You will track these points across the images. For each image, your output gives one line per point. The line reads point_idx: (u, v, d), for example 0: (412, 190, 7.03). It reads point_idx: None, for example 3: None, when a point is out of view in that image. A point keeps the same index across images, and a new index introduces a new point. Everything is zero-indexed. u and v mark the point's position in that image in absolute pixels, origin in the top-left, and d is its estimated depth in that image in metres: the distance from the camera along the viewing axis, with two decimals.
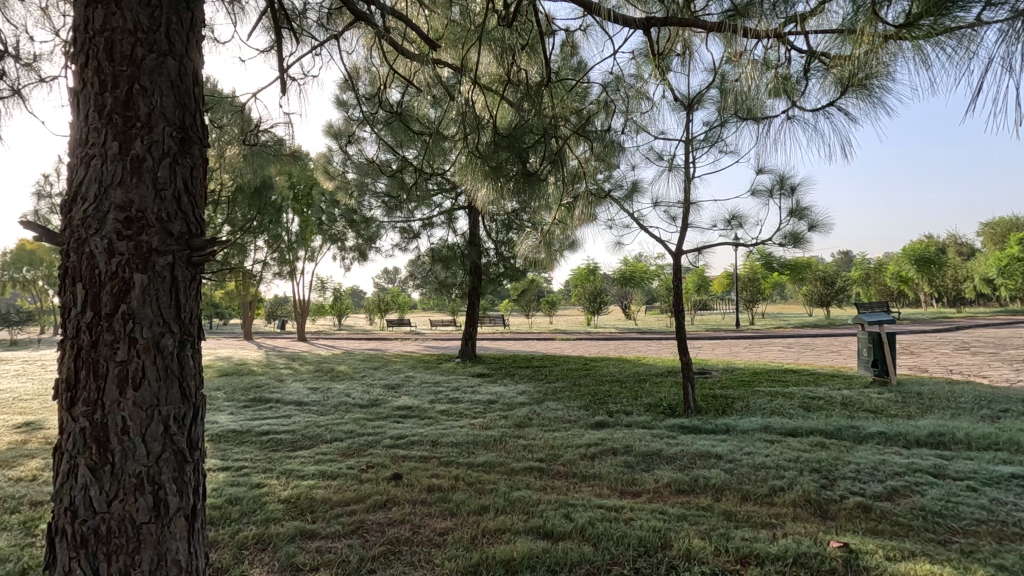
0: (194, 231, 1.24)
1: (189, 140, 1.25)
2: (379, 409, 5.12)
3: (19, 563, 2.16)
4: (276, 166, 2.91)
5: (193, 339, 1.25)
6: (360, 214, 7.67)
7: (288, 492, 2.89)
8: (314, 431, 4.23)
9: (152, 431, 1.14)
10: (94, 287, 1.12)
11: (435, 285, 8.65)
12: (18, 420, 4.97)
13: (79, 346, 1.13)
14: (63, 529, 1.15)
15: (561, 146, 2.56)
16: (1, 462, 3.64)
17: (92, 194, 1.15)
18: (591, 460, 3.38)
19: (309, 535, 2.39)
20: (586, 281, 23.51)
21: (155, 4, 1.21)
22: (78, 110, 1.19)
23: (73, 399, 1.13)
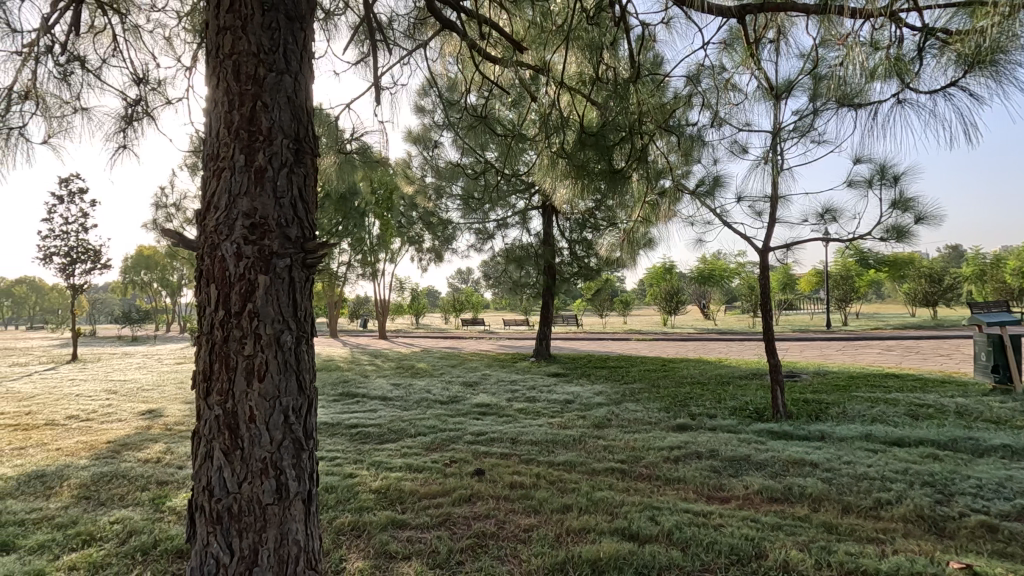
0: (308, 235, 1.33)
1: (302, 149, 1.34)
2: (459, 405, 5.25)
3: (151, 536, 2.41)
4: (365, 173, 3.06)
5: (308, 336, 1.35)
6: (437, 216, 7.90)
7: (378, 483, 3.03)
8: (398, 426, 4.42)
9: (274, 420, 1.24)
10: (225, 288, 1.23)
11: (510, 285, 8.73)
12: (143, 408, 5.55)
13: (214, 342, 1.24)
14: (201, 507, 1.27)
15: (647, 142, 2.47)
16: (131, 445, 4.08)
17: (223, 203, 1.26)
18: (675, 463, 3.29)
19: (400, 525, 2.49)
20: (661, 279, 22.91)
21: (274, 27, 1.32)
22: (210, 128, 1.31)
23: (208, 389, 1.25)
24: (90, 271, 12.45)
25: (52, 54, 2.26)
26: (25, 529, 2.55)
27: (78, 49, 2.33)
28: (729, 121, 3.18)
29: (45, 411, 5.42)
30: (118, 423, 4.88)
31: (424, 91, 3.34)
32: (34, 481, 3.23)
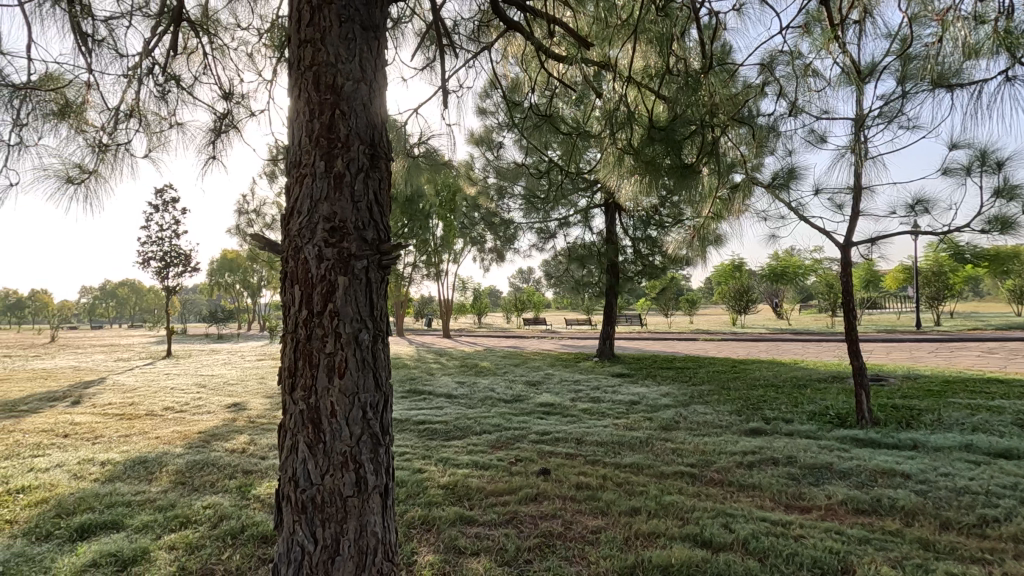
0: (383, 237, 1.38)
1: (377, 154, 1.39)
2: (523, 404, 5.27)
3: (239, 521, 2.58)
4: (431, 176, 3.14)
5: (384, 335, 1.39)
6: (499, 216, 7.97)
7: (446, 479, 3.09)
8: (464, 423, 4.50)
9: (354, 415, 1.29)
10: (308, 288, 1.29)
11: (572, 285, 8.68)
12: (229, 401, 5.95)
13: (298, 340, 1.31)
14: (287, 496, 1.34)
15: (719, 136, 2.37)
16: (220, 435, 4.38)
17: (305, 208, 1.32)
18: (749, 469, 3.16)
19: (468, 521, 2.54)
20: (730, 277, 22.06)
21: (351, 37, 1.37)
22: (293, 137, 1.38)
23: (293, 384, 1.31)
24: (182, 274, 13.49)
25: (152, 76, 2.44)
26: (131, 509, 2.80)
27: (174, 70, 2.51)
28: (807, 109, 3.01)
29: (146, 403, 5.92)
30: (207, 415, 5.26)
31: (487, 93, 3.37)
32: (137, 466, 3.54)
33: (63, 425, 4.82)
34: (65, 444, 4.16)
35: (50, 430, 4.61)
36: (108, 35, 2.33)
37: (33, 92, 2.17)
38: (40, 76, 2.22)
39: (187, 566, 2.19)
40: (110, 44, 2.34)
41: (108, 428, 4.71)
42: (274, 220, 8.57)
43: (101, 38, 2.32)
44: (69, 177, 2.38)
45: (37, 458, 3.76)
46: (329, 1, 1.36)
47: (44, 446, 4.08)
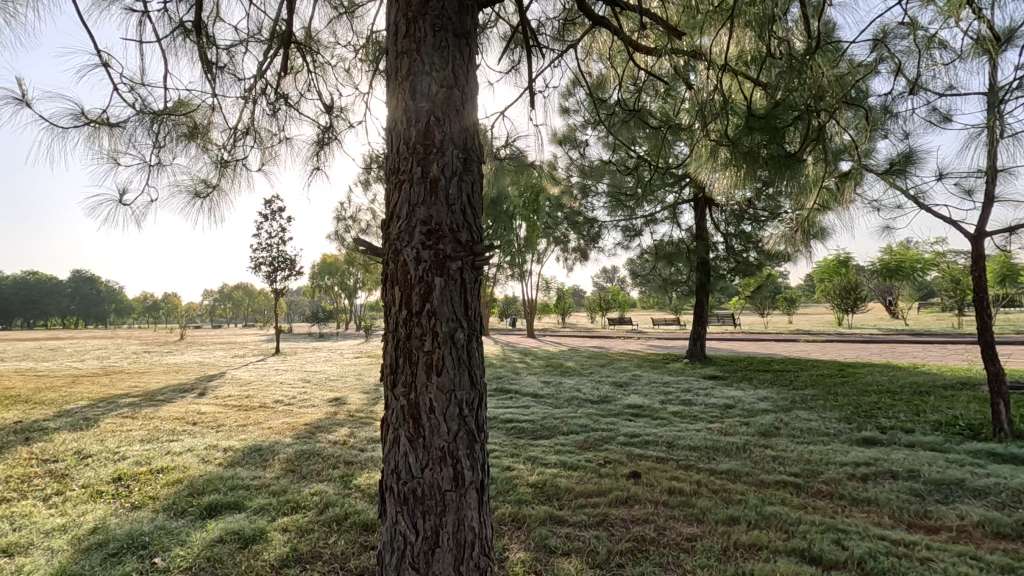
0: (476, 238, 1.41)
1: (470, 158, 1.43)
2: (610, 406, 5.19)
3: (342, 509, 2.76)
4: (517, 177, 3.18)
5: (478, 334, 1.43)
6: (583, 215, 7.93)
7: (535, 477, 3.11)
8: (551, 423, 4.51)
9: (450, 412, 1.33)
10: (407, 289, 1.35)
11: (659, 284, 8.44)
12: (331, 396, 6.38)
13: (398, 338, 1.37)
14: (390, 488, 1.40)
15: (826, 121, 2.20)
16: (323, 427, 4.71)
17: (404, 212, 1.38)
18: (862, 482, 2.90)
19: (558, 521, 2.54)
20: (835, 274, 20.45)
21: (444, 45, 1.41)
22: (392, 146, 1.45)
23: (395, 381, 1.37)
24: (288, 278, 14.64)
25: (264, 96, 2.66)
26: (249, 493, 3.07)
27: (283, 90, 2.71)
28: (928, 87, 2.72)
29: (259, 396, 6.48)
30: (312, 408, 5.67)
31: (572, 91, 3.36)
32: (254, 453, 3.88)
33: (193, 414, 5.39)
34: (194, 431, 4.65)
35: (182, 418, 5.18)
36: (228, 61, 2.56)
37: (168, 116, 2.42)
38: (173, 102, 2.48)
39: (298, 547, 2.36)
40: (230, 69, 2.58)
41: (229, 417, 5.21)
42: (369, 225, 9.08)
43: (223, 64, 2.56)
44: (196, 191, 2.64)
45: (172, 443, 4.23)
46: (424, 12, 1.41)
47: (178, 432, 4.59)
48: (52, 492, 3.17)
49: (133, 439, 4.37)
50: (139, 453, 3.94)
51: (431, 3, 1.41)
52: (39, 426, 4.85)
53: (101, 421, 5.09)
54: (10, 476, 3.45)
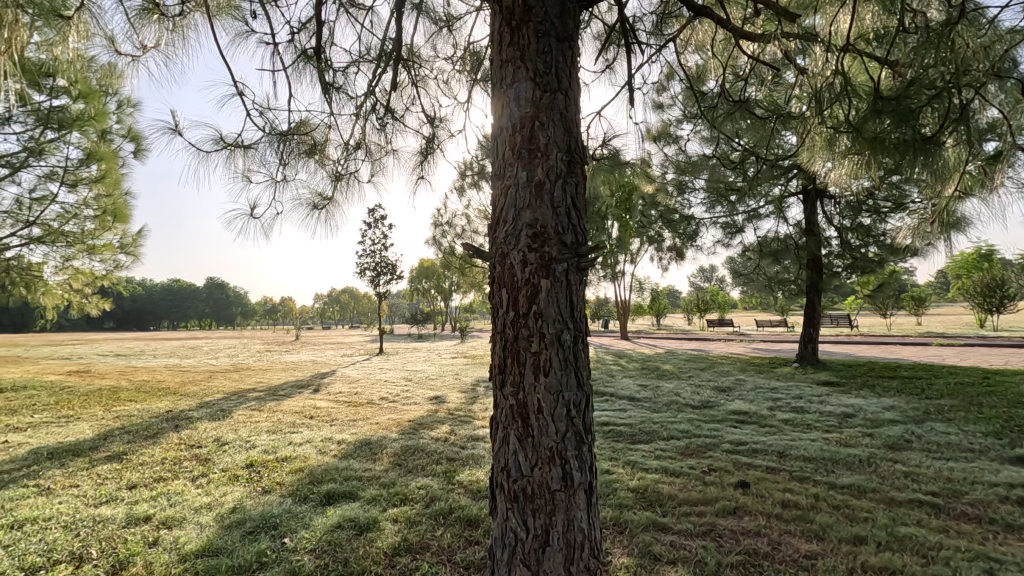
0: (581, 240, 1.41)
1: (574, 161, 1.43)
2: (713, 411, 4.96)
3: (447, 504, 2.88)
4: (614, 176, 3.13)
5: (583, 336, 1.43)
6: (679, 213, 7.65)
7: (636, 482, 3.05)
8: (650, 427, 4.39)
9: (558, 412, 1.34)
10: (514, 290, 1.38)
11: (763, 283, 7.94)
12: (431, 394, 6.67)
13: (506, 339, 1.40)
14: (500, 485, 1.43)
15: (969, 97, 1.96)
16: (426, 424, 4.93)
17: (510, 216, 1.41)
18: (1018, 507, 2.54)
19: (661, 528, 2.47)
20: (975, 269, 18.11)
21: (547, 50, 1.43)
22: (498, 152, 1.48)
23: (503, 381, 1.40)
24: (390, 281, 15.49)
25: (374, 112, 2.83)
26: (362, 483, 3.28)
27: (390, 105, 2.88)
28: None
29: (367, 393, 6.91)
30: (415, 406, 5.95)
31: (670, 87, 3.26)
32: (364, 447, 4.14)
33: (311, 408, 5.87)
34: (312, 424, 5.05)
35: (301, 411, 5.66)
36: (342, 81, 2.75)
37: (292, 136, 2.65)
38: (295, 123, 2.71)
39: (408, 537, 2.49)
40: (344, 89, 2.77)
41: (341, 412, 5.60)
42: (464, 229, 9.37)
43: (338, 84, 2.76)
44: (314, 204, 2.86)
45: (294, 434, 4.62)
46: (527, 20, 1.44)
47: (297, 425, 5.01)
48: (198, 474, 3.59)
49: (261, 429, 4.83)
50: (267, 442, 4.35)
51: (533, 10, 1.44)
52: (185, 416, 5.51)
53: (233, 412, 5.67)
54: (165, 458, 3.95)
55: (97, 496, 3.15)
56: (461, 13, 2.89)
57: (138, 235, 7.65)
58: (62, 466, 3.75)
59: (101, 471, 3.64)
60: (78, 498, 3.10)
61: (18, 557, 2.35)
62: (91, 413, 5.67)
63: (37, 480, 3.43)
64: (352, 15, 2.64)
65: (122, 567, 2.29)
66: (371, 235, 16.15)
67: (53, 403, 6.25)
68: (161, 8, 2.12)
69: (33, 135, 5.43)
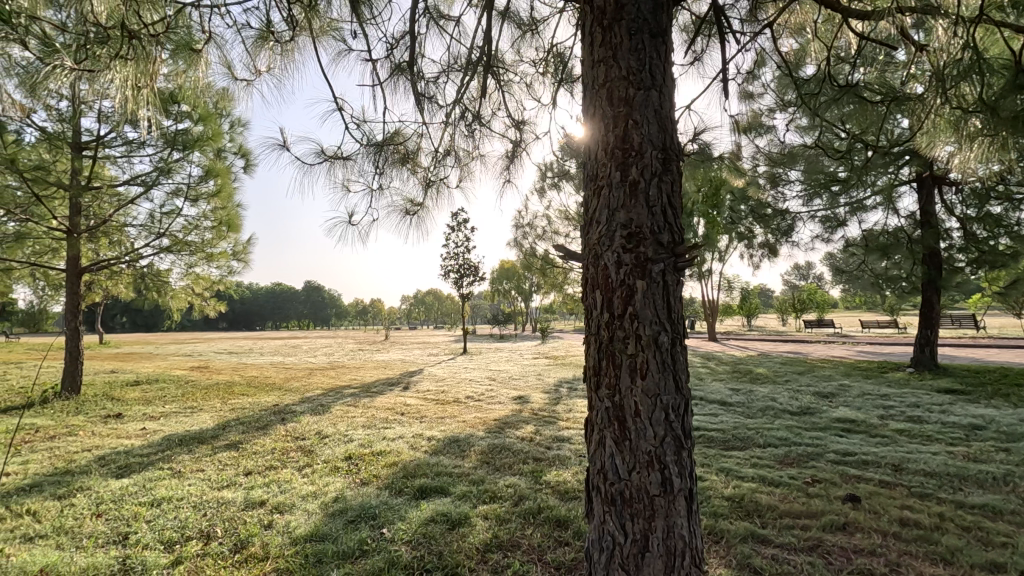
0: (678, 240, 1.37)
1: (670, 158, 1.39)
2: (814, 418, 4.63)
3: (536, 503, 2.90)
4: (704, 170, 3.01)
5: (681, 338, 1.39)
6: (772, 207, 7.22)
7: (731, 490, 2.92)
8: (744, 433, 4.18)
9: (657, 416, 1.31)
10: (609, 292, 1.36)
11: (870, 280, 7.31)
12: (515, 394, 6.75)
13: (601, 341, 1.38)
14: (597, 487, 1.43)
15: None
16: (511, 423, 5.00)
17: (604, 217, 1.40)
18: None
19: (761, 541, 2.34)
20: None
21: (641, 47, 1.41)
22: (592, 152, 1.48)
23: (599, 383, 1.40)
24: (473, 283, 15.88)
25: (462, 119, 2.91)
26: (453, 479, 3.39)
27: (477, 111, 2.95)
28: None
29: (453, 391, 7.13)
30: (499, 405, 6.04)
31: (764, 75, 3.10)
32: (453, 444, 4.27)
33: (401, 405, 6.14)
34: (403, 420, 5.28)
35: (393, 408, 5.92)
36: (433, 91, 2.86)
37: (386, 146, 2.79)
38: (389, 134, 2.85)
39: (499, 534, 2.54)
40: (435, 98, 2.88)
41: (429, 410, 5.82)
42: (545, 230, 9.41)
43: (430, 94, 2.87)
44: (407, 210, 2.98)
45: (387, 430, 4.85)
46: (619, 19, 1.43)
47: (390, 420, 5.27)
48: (304, 463, 3.86)
49: (357, 424, 5.12)
50: (363, 436, 4.61)
51: (626, 7, 1.42)
52: (290, 409, 5.95)
53: (332, 407, 6.05)
54: (274, 448, 4.30)
55: (219, 480, 3.48)
56: (545, 16, 2.91)
57: (248, 243, 8.36)
58: (189, 452, 4.18)
59: (222, 458, 4.02)
60: (204, 482, 3.44)
61: (158, 531, 2.65)
62: (211, 405, 6.27)
63: (170, 464, 3.84)
64: (441, 26, 2.73)
65: (242, 546, 2.51)
66: (456, 239, 16.66)
67: (180, 395, 6.98)
68: (275, 35, 2.31)
69: (163, 156, 6.11)
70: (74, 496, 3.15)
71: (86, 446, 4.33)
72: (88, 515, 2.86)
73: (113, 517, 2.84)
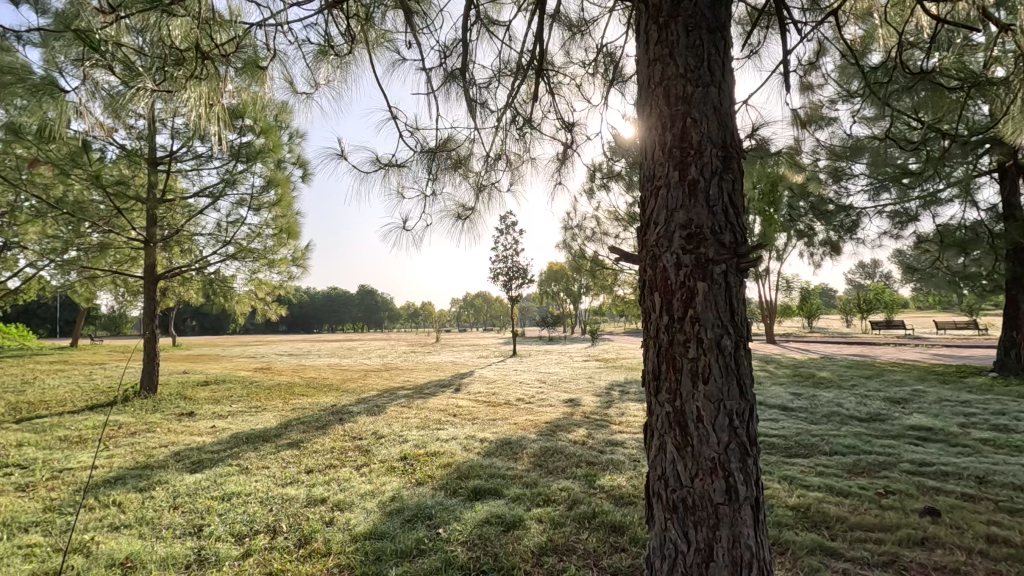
0: (740, 240, 1.33)
1: (730, 156, 1.35)
2: (885, 426, 4.37)
3: (590, 507, 2.88)
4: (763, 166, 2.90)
5: (745, 341, 1.34)
6: (834, 203, 6.86)
7: (796, 500, 2.80)
8: (808, 440, 4.00)
9: (720, 422, 1.27)
10: (668, 294, 1.33)
11: (946, 279, 6.84)
12: (566, 397, 6.71)
13: (660, 345, 1.36)
14: (657, 494, 1.40)
15: None
16: (562, 426, 4.98)
17: (661, 218, 1.37)
18: None
19: (831, 554, 2.23)
20: None
21: (698, 44, 1.37)
22: (648, 152, 1.45)
23: (658, 387, 1.37)
24: (522, 285, 15.94)
25: (514, 123, 2.93)
26: (506, 481, 3.41)
27: (527, 115, 2.96)
28: None
29: (504, 393, 7.16)
30: (550, 407, 6.03)
31: (827, 65, 2.96)
32: (505, 446, 4.29)
33: (453, 406, 6.22)
34: (456, 422, 5.36)
35: (446, 409, 6.02)
36: (484, 96, 2.89)
37: (439, 152, 2.84)
38: (442, 140, 2.90)
39: (554, 538, 2.53)
40: (486, 104, 2.91)
41: (481, 411, 5.87)
42: (594, 232, 9.32)
43: (481, 100, 2.90)
44: (459, 215, 3.03)
45: (440, 431, 4.94)
46: (676, 15, 1.40)
47: (443, 422, 5.35)
48: (362, 463, 3.98)
49: (411, 425, 5.23)
50: (417, 437, 4.71)
51: (682, 4, 1.39)
52: (348, 410, 6.14)
53: (387, 408, 6.20)
54: (334, 447, 4.45)
55: (284, 477, 3.64)
56: (595, 16, 2.89)
57: (307, 249, 8.70)
58: (255, 449, 4.39)
59: (285, 456, 4.19)
60: (270, 478, 3.60)
61: (229, 524, 2.79)
62: (274, 405, 6.56)
63: (238, 460, 4.05)
64: (491, 32, 2.76)
65: (306, 541, 2.61)
66: (504, 241, 16.78)
67: (246, 395, 7.34)
68: (333, 49, 2.40)
69: (229, 169, 6.46)
70: (154, 489, 3.37)
71: (163, 441, 4.62)
72: (167, 507, 3.05)
73: (189, 510, 3.01)
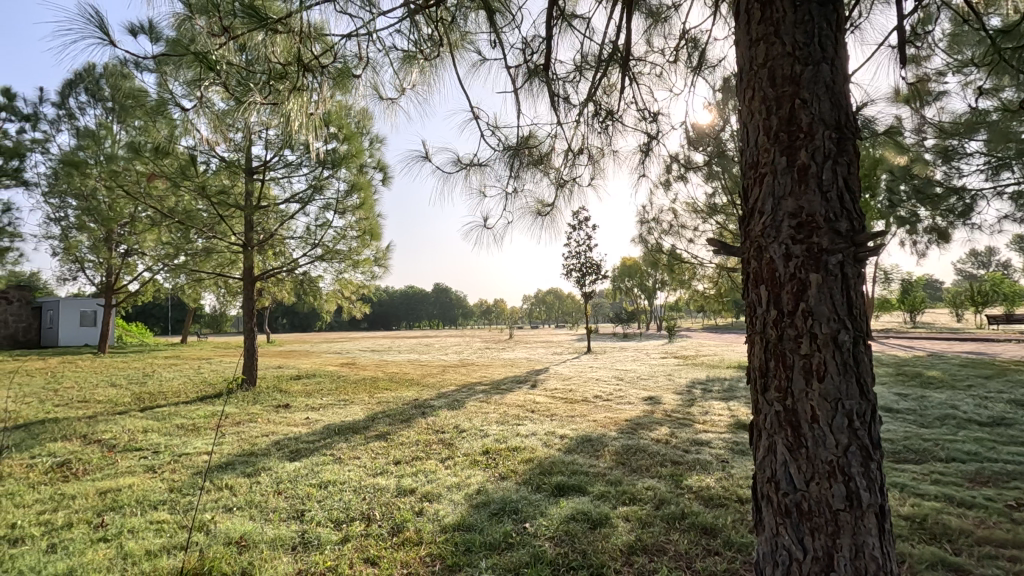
0: (857, 227, 1.23)
1: (844, 137, 1.26)
2: (1011, 431, 3.91)
3: (679, 508, 2.80)
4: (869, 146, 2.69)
5: (864, 337, 1.25)
6: (943, 186, 6.11)
7: (909, 509, 2.57)
8: (919, 445, 3.67)
9: (838, 423, 1.19)
10: (776, 288, 1.27)
11: None
12: (645, 394, 6.56)
13: (768, 341, 1.29)
14: (767, 496, 1.34)
15: None
16: (643, 424, 4.87)
17: (768, 207, 1.30)
18: None
19: (956, 570, 2.03)
20: None
21: (807, 19, 1.29)
22: (751, 139, 1.38)
23: (766, 385, 1.31)
24: (595, 281, 15.75)
25: (595, 117, 2.89)
26: (589, 478, 3.37)
27: (609, 107, 2.91)
28: None
29: (581, 390, 7.11)
30: (629, 405, 5.92)
31: (939, 34, 2.69)
32: (586, 443, 4.25)
33: (530, 403, 6.25)
34: (534, 418, 5.38)
35: (524, 406, 6.06)
36: (566, 90, 2.87)
37: (521, 150, 2.86)
38: (523, 137, 2.91)
39: (642, 537, 2.48)
40: (567, 98, 2.88)
41: (559, 408, 5.85)
42: (671, 225, 9.03)
43: (562, 95, 2.89)
44: (539, 212, 3.03)
45: (520, 426, 4.98)
46: None
47: (521, 417, 5.39)
48: (446, 455, 4.10)
49: (491, 420, 5.31)
50: (497, 432, 4.77)
51: None
52: (429, 404, 6.34)
53: (466, 403, 6.34)
54: (419, 440, 4.61)
55: (374, 467, 3.81)
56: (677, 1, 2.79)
57: (387, 249, 9.05)
58: (346, 440, 4.63)
59: (373, 447, 4.39)
60: (361, 468, 3.79)
61: (328, 510, 2.96)
62: (360, 398, 6.88)
63: (331, 450, 4.28)
64: (570, 23, 2.74)
65: (399, 529, 2.72)
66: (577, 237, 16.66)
67: (334, 389, 7.77)
68: (421, 53, 2.47)
69: (317, 175, 6.82)
70: (260, 475, 3.64)
71: (265, 431, 4.98)
72: (272, 492, 3.29)
73: (291, 496, 3.22)
